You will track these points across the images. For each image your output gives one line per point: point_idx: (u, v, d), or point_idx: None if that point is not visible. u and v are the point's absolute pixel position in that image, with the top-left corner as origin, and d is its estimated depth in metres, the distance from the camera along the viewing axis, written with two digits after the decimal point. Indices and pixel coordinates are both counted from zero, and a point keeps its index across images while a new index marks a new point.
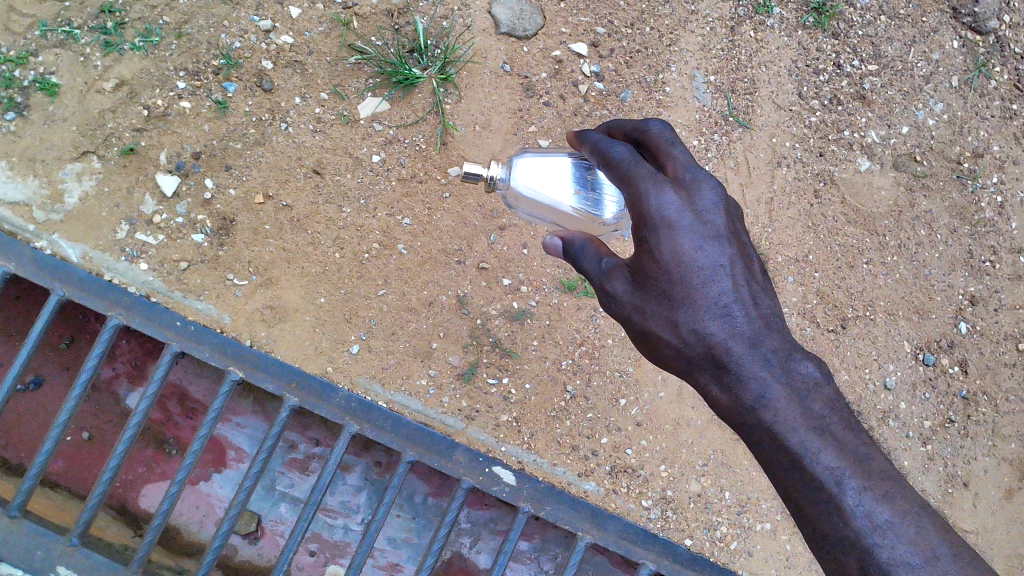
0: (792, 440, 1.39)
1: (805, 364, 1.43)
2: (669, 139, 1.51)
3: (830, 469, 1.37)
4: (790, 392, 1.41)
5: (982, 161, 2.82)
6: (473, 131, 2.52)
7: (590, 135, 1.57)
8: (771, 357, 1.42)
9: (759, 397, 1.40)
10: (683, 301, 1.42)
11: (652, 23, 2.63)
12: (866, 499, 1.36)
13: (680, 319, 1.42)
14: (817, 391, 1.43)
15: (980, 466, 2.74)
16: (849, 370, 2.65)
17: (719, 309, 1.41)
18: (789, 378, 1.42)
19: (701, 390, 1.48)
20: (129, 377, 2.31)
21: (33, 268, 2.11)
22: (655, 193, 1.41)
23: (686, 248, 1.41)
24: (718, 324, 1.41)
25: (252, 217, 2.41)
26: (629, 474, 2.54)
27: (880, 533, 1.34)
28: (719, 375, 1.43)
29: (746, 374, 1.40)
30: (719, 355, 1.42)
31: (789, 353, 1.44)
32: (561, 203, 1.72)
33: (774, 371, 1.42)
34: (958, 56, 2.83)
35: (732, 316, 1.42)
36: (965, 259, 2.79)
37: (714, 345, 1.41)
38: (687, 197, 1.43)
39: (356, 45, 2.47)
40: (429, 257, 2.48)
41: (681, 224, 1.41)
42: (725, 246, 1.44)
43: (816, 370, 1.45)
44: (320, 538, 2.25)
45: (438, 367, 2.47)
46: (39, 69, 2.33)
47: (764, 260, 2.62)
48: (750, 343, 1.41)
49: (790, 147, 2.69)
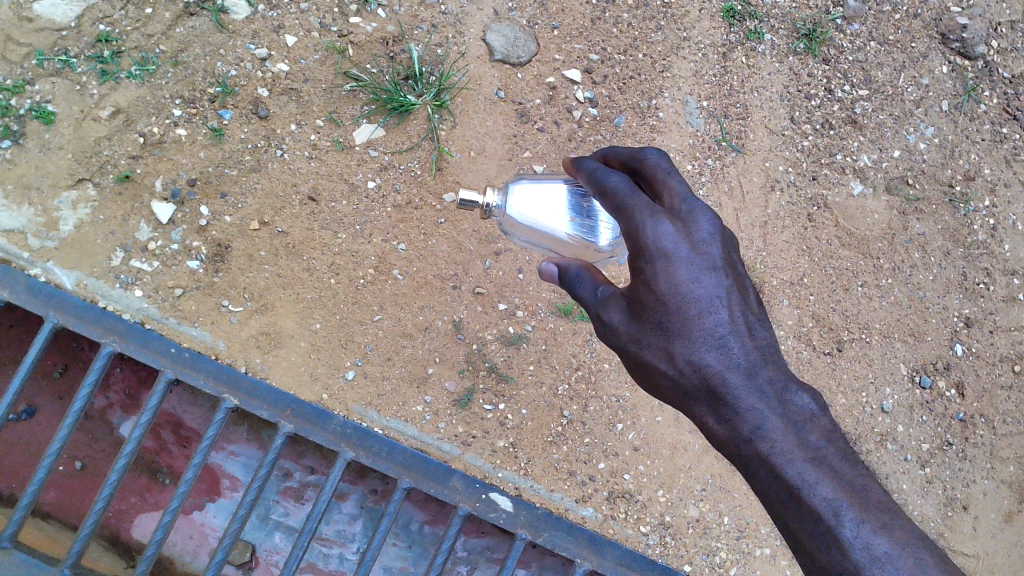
0: (789, 471, 1.39)
1: (800, 396, 1.45)
2: (666, 168, 1.51)
3: (828, 501, 1.37)
4: (786, 422, 1.42)
5: (974, 184, 2.84)
6: (468, 157, 2.53)
7: (587, 162, 1.56)
8: (766, 388, 1.44)
9: (755, 427, 1.41)
10: (679, 332, 1.43)
11: (644, 50, 2.66)
12: (864, 530, 1.35)
13: (676, 349, 1.43)
14: (813, 422, 1.44)
15: (979, 488, 2.73)
16: (846, 394, 2.65)
17: (715, 340, 1.42)
18: (785, 409, 1.43)
19: (698, 421, 1.49)
20: (123, 405, 2.29)
21: (28, 296, 2.11)
22: (652, 225, 1.42)
23: (682, 279, 1.41)
24: (714, 355, 1.42)
25: (248, 243, 2.41)
26: (627, 500, 2.52)
27: (879, 565, 1.31)
28: (716, 406, 1.44)
29: (743, 405, 1.42)
30: (716, 386, 1.43)
31: (785, 385, 1.46)
32: (556, 230, 1.72)
33: (770, 402, 1.43)
34: (947, 81, 2.86)
35: (729, 348, 1.43)
36: (959, 281, 2.79)
37: (711, 376, 1.43)
38: (684, 228, 1.43)
39: (351, 73, 2.49)
40: (425, 282, 2.48)
41: (678, 255, 1.41)
42: (721, 276, 1.44)
43: (811, 401, 1.46)
44: (315, 568, 2.23)
45: (434, 394, 2.45)
46: (35, 98, 2.34)
47: (760, 283, 2.63)
48: (746, 373, 1.43)
49: (783, 171, 2.70)
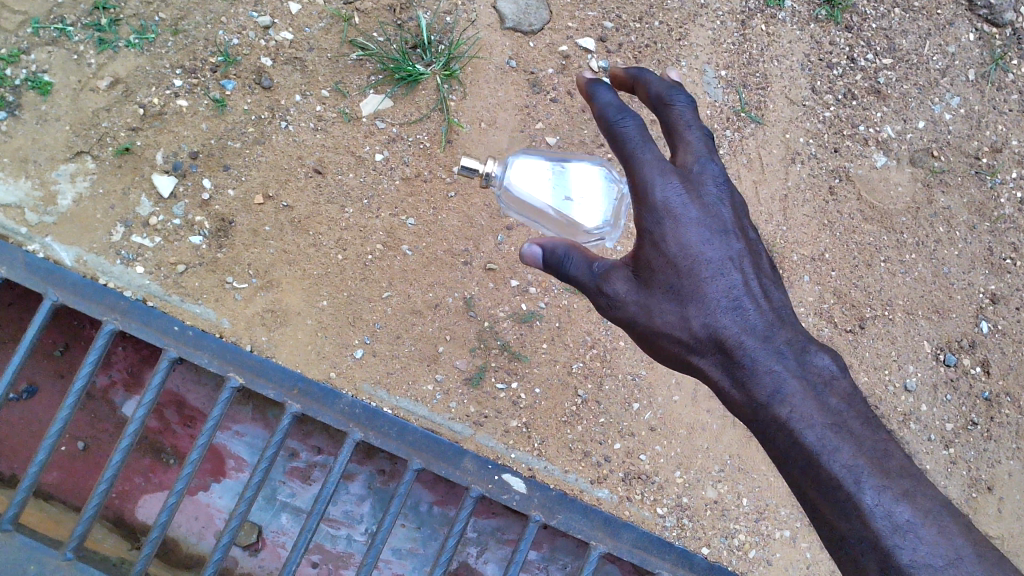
0: (808, 437, 1.37)
1: (819, 357, 1.44)
2: (682, 124, 1.52)
3: (847, 467, 1.33)
4: (806, 386, 1.41)
5: (1002, 156, 2.74)
6: (478, 128, 2.45)
7: (603, 94, 1.51)
8: (784, 349, 1.44)
9: (773, 392, 1.41)
10: (692, 294, 1.44)
11: (661, 17, 2.57)
12: (886, 498, 1.30)
13: (690, 313, 1.44)
14: (832, 384, 1.42)
15: (1004, 469, 2.65)
16: (868, 372, 2.57)
17: (729, 303, 1.44)
18: (804, 372, 1.43)
19: (715, 385, 1.49)
20: (126, 384, 2.26)
21: (26, 272, 2.06)
22: (661, 183, 1.44)
23: (692, 241, 1.44)
24: (728, 318, 1.44)
25: (252, 218, 2.34)
26: (643, 481, 2.46)
27: (901, 534, 1.28)
28: (731, 369, 1.44)
29: (760, 368, 1.42)
30: (731, 349, 1.44)
31: (804, 346, 1.45)
32: (543, 204, 1.70)
33: (788, 364, 1.43)
34: (974, 49, 2.76)
35: (743, 311, 1.45)
36: (985, 257, 2.71)
37: (725, 338, 1.44)
38: (693, 190, 1.46)
39: (357, 41, 2.40)
40: (434, 258, 2.41)
41: (686, 217, 1.45)
42: (730, 240, 1.47)
43: (831, 362, 1.44)
44: (323, 549, 2.24)
45: (445, 372, 2.39)
46: (31, 68, 2.27)
47: (780, 259, 2.55)
48: (762, 336, 1.44)
49: (804, 143, 2.62)
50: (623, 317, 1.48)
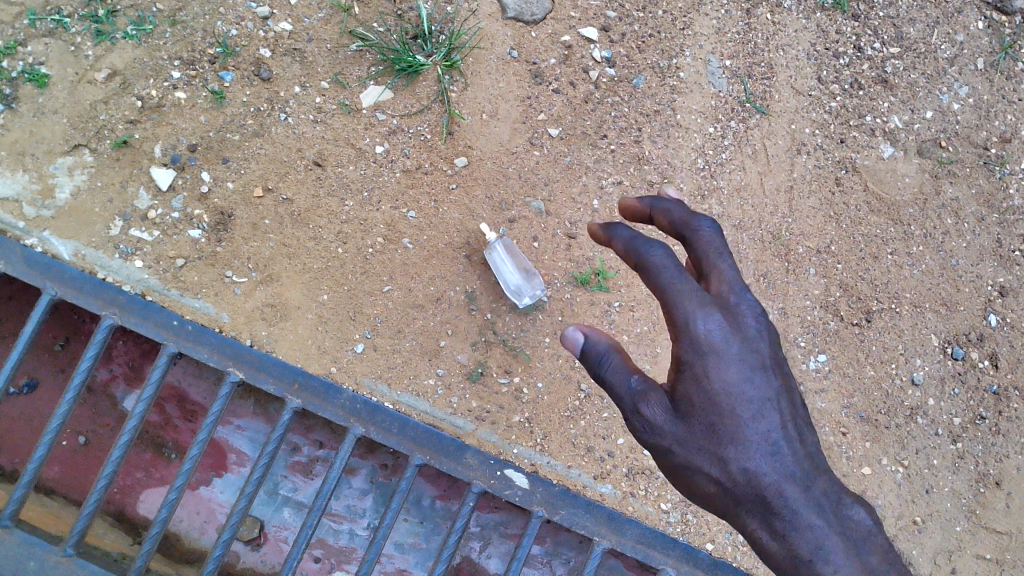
0: None
1: (856, 512, 1.50)
2: (717, 248, 1.51)
3: None
4: (846, 542, 1.46)
5: (1011, 146, 2.69)
6: (480, 119, 2.42)
7: (620, 233, 1.50)
8: (822, 501, 1.48)
9: (814, 549, 1.44)
10: (730, 439, 1.46)
11: (664, 6, 2.53)
12: None
13: (729, 456, 1.46)
14: (870, 539, 1.49)
15: (1014, 464, 2.58)
16: (875, 366, 2.54)
17: (768, 447, 1.46)
18: (842, 526, 1.47)
19: (750, 535, 1.50)
20: (126, 378, 2.24)
21: (25, 268, 2.07)
22: (702, 318, 1.45)
23: (733, 379, 1.46)
24: (767, 462, 1.46)
25: (251, 211, 2.31)
26: (648, 476, 2.40)
27: None
28: (768, 520, 1.46)
29: (801, 523, 1.44)
30: (769, 497, 1.46)
31: (839, 500, 1.51)
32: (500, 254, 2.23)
33: (828, 520, 1.46)
34: (983, 38, 2.71)
35: (781, 455, 1.47)
36: (993, 249, 2.65)
37: (765, 486, 1.46)
38: (732, 322, 1.48)
39: (356, 32, 2.38)
40: (435, 251, 2.38)
41: (727, 351, 1.46)
42: (770, 376, 1.50)
43: (866, 517, 1.51)
44: (325, 544, 2.23)
45: (446, 366, 2.35)
46: (28, 60, 2.25)
47: (786, 251, 2.52)
48: (802, 485, 1.47)
49: (810, 134, 2.58)
50: (659, 447, 1.50)
